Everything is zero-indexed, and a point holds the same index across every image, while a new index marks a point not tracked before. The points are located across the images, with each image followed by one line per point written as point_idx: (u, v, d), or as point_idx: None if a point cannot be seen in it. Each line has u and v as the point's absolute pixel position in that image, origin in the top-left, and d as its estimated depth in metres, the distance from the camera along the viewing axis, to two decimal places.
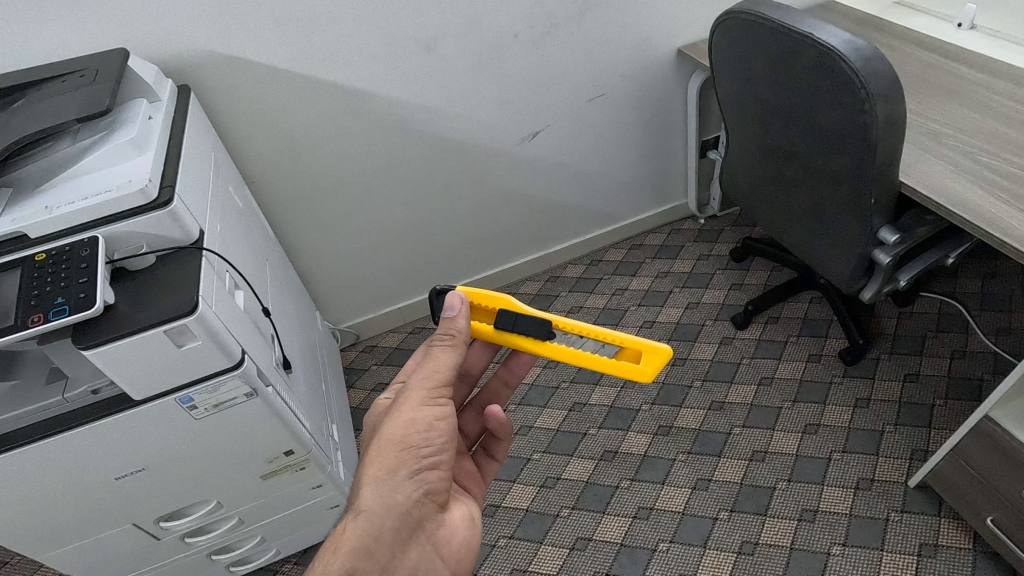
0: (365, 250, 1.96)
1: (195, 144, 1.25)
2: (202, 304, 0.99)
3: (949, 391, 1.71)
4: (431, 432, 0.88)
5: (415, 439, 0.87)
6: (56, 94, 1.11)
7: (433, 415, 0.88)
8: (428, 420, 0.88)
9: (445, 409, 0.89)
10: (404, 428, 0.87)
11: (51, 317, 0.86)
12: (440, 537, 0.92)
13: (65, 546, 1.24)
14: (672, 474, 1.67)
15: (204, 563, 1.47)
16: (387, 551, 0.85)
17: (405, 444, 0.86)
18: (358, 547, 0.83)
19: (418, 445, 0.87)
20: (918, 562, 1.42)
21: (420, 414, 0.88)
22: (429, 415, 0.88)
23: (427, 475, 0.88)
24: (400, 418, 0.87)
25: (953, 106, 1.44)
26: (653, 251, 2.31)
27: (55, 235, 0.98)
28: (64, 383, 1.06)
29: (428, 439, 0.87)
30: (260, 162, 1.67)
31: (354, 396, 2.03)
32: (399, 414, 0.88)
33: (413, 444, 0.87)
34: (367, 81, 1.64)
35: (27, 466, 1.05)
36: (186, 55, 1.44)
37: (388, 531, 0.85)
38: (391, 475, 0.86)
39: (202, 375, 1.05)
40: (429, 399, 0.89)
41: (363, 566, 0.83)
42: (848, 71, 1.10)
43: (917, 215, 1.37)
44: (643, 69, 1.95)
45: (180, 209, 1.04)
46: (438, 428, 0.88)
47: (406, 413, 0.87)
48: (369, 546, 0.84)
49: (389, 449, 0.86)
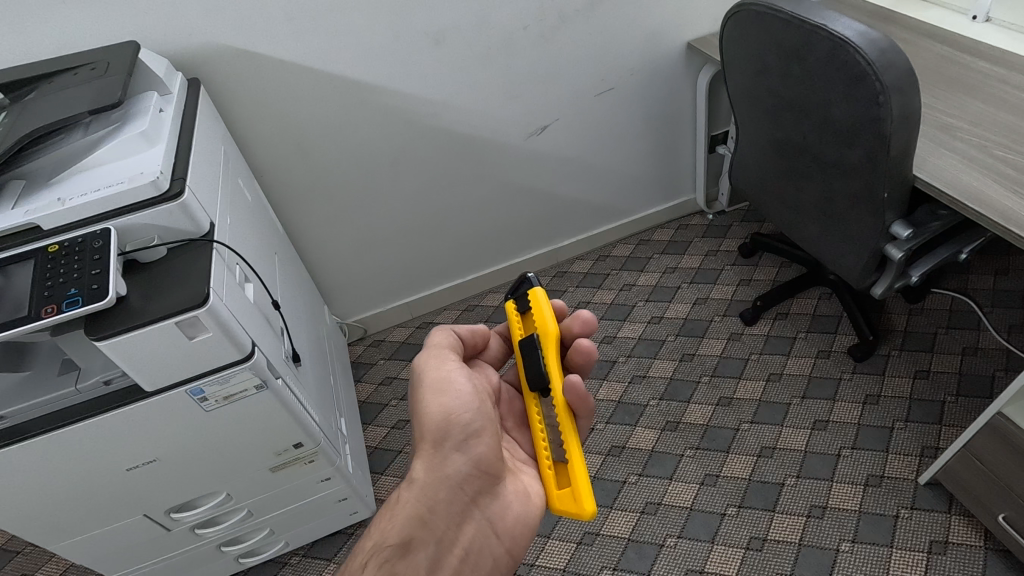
0: (374, 244, 1.97)
1: (206, 136, 1.25)
2: (213, 296, 0.99)
3: (961, 388, 1.69)
4: (455, 398, 0.93)
5: (449, 409, 0.93)
6: (67, 86, 1.11)
7: (455, 382, 0.95)
8: (449, 386, 0.94)
9: (461, 373, 0.96)
10: (432, 399, 0.94)
11: (65, 307, 0.87)
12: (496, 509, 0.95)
13: (79, 536, 1.25)
14: (680, 470, 1.67)
15: (214, 554, 1.48)
16: (438, 521, 0.92)
17: (442, 416, 0.93)
18: (411, 515, 0.92)
19: (448, 413, 0.93)
20: (928, 560, 1.41)
21: (445, 384, 0.95)
22: (453, 382, 0.95)
23: (464, 443, 0.93)
24: (426, 390, 0.95)
25: (968, 99, 1.42)
26: (661, 246, 2.30)
27: (69, 227, 0.98)
28: (76, 374, 1.06)
29: (460, 408, 0.93)
30: (269, 156, 1.67)
31: (362, 390, 2.03)
32: (424, 387, 0.96)
33: (443, 413, 0.93)
34: (375, 74, 1.64)
35: (40, 456, 1.06)
36: (196, 48, 1.44)
37: (441, 502, 0.93)
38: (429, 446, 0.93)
39: (214, 367, 1.06)
40: (446, 367, 0.96)
41: (418, 534, 0.91)
42: (863, 63, 1.09)
43: (930, 209, 1.35)
44: (652, 63, 1.93)
45: (191, 202, 1.04)
46: (461, 393, 0.94)
47: (428, 384, 0.95)
48: (423, 515, 0.92)
49: (429, 422, 0.94)
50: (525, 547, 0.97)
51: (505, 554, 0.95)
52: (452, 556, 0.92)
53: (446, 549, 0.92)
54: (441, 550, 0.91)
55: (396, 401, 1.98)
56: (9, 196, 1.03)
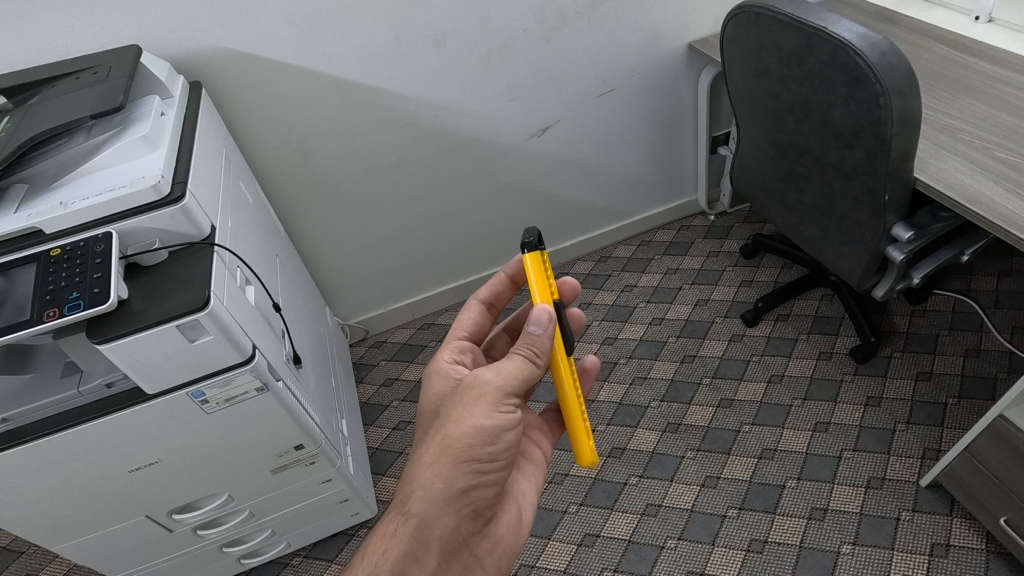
0: (375, 245, 1.97)
1: (207, 140, 1.26)
2: (214, 300, 0.99)
3: (962, 389, 1.69)
4: (494, 446, 0.83)
5: (478, 452, 0.83)
6: (70, 90, 1.12)
7: (498, 426, 0.83)
8: (493, 429, 0.83)
9: (514, 418, 0.84)
10: (465, 436, 0.82)
11: (67, 311, 0.88)
12: (487, 546, 0.89)
13: (81, 537, 1.26)
14: (680, 472, 1.67)
15: (216, 555, 1.49)
16: (433, 562, 0.82)
17: (467, 456, 0.83)
18: (404, 551, 0.81)
19: (478, 458, 0.83)
20: (929, 562, 1.41)
21: (486, 424, 0.83)
22: (494, 426, 0.83)
23: (480, 488, 0.85)
24: (464, 424, 0.83)
25: (970, 101, 1.42)
26: (662, 248, 2.30)
27: (71, 230, 0.99)
28: (78, 377, 1.07)
29: (490, 454, 0.83)
30: (271, 158, 1.68)
31: (363, 391, 2.04)
32: (461, 418, 0.83)
33: (472, 457, 0.82)
34: (377, 77, 1.64)
35: (42, 458, 1.06)
36: (198, 51, 1.45)
37: (434, 545, 0.83)
38: (446, 485, 0.82)
39: (214, 369, 1.06)
40: (497, 404, 0.84)
41: (410, 573, 0.80)
42: (863, 66, 1.09)
43: (932, 211, 1.35)
44: (653, 65, 1.93)
45: (192, 205, 1.05)
46: (500, 440, 0.83)
47: (471, 419, 0.83)
48: (414, 558, 0.81)
49: (450, 457, 0.82)
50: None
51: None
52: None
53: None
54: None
55: (397, 402, 1.98)
56: (12, 200, 1.04)
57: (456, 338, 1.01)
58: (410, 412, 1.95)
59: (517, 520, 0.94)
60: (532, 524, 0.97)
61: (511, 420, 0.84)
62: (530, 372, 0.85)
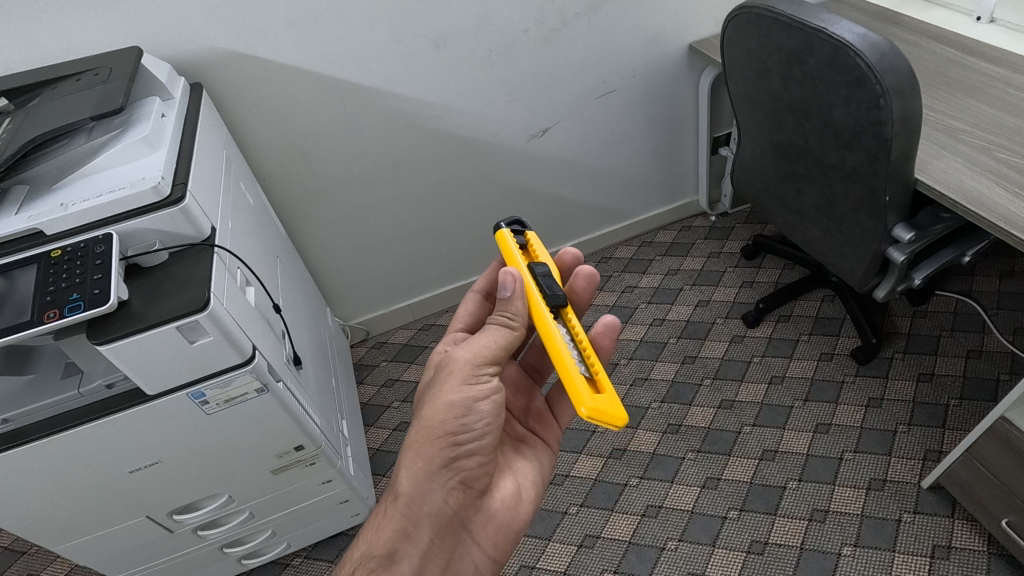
0: (376, 246, 1.97)
1: (207, 141, 1.26)
2: (214, 301, 0.99)
3: (964, 391, 1.68)
4: (469, 419, 0.87)
5: (454, 425, 0.87)
6: (71, 92, 1.12)
7: (472, 399, 0.88)
8: (468, 402, 0.87)
9: (489, 389, 0.88)
10: (440, 414, 0.88)
11: (67, 312, 0.88)
12: (481, 518, 0.94)
13: (82, 537, 1.26)
14: (681, 473, 1.66)
15: (217, 556, 1.49)
16: (424, 536, 0.89)
17: (445, 430, 0.87)
18: (396, 528, 0.89)
19: (455, 433, 0.88)
20: (930, 564, 1.40)
21: (460, 398, 0.88)
22: (469, 398, 0.88)
23: (464, 462, 0.90)
24: (439, 402, 0.88)
25: (971, 101, 1.41)
26: (663, 248, 2.29)
27: (71, 231, 0.99)
28: (79, 378, 1.07)
29: (467, 426, 0.88)
30: (272, 159, 1.68)
31: (364, 392, 2.04)
32: (438, 394, 0.89)
33: (450, 433, 0.87)
34: (377, 78, 1.64)
35: (43, 459, 1.07)
36: (199, 53, 1.45)
37: (425, 517, 0.89)
38: (428, 462, 0.89)
39: (214, 370, 1.06)
40: (471, 378, 0.89)
41: (403, 548, 0.88)
42: (863, 66, 1.09)
43: (933, 212, 1.34)
44: (654, 65, 1.93)
45: (192, 206, 1.05)
46: (476, 413, 0.88)
47: (445, 396, 0.88)
48: (408, 530, 0.89)
49: (430, 433, 0.88)
50: (508, 553, 0.97)
51: (487, 563, 0.95)
52: (434, 568, 0.89)
53: (428, 563, 0.89)
54: (424, 567, 0.88)
55: (397, 403, 1.98)
56: (13, 201, 1.04)
57: (454, 330, 1.03)
58: (411, 412, 1.95)
59: (514, 494, 0.98)
60: (532, 499, 1.00)
61: (485, 392, 0.88)
62: (504, 338, 0.88)
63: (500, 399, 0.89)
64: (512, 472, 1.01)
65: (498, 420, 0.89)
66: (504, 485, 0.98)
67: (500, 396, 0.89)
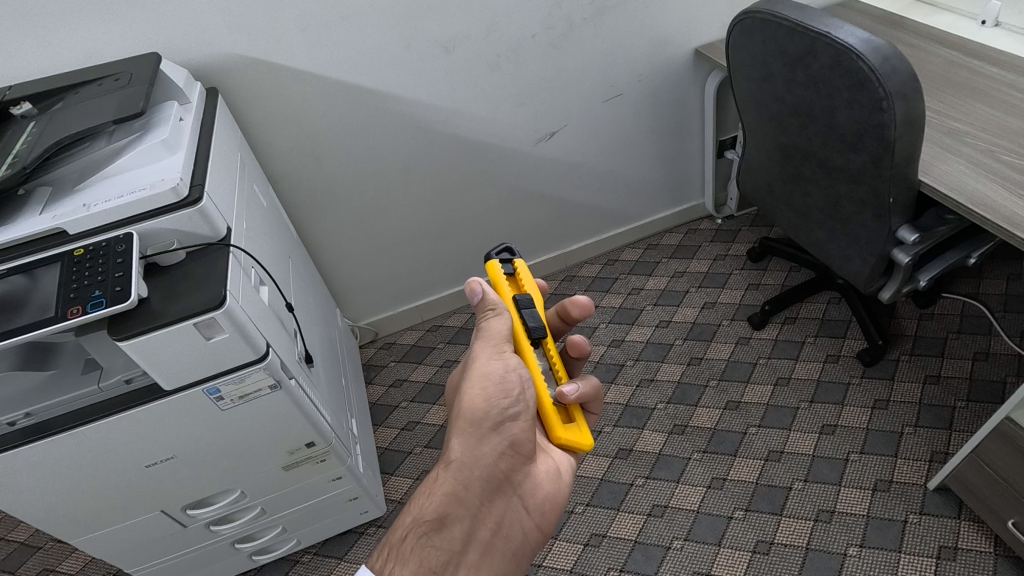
0: (386, 248, 2.00)
1: (223, 144, 1.29)
2: (230, 299, 1.02)
3: (971, 393, 1.69)
4: (508, 386, 0.91)
5: (493, 393, 0.91)
6: (92, 97, 1.16)
7: (506, 369, 0.92)
8: (499, 373, 0.92)
9: (520, 358, 0.93)
10: (481, 382, 0.92)
11: (90, 308, 0.91)
12: (528, 488, 0.96)
13: (98, 530, 1.29)
14: (687, 473, 1.68)
15: (228, 551, 1.51)
16: (475, 501, 0.91)
17: (487, 399, 0.91)
18: (448, 492, 0.91)
19: (497, 403, 0.91)
20: (936, 564, 1.41)
21: (494, 368, 0.92)
22: (503, 369, 0.92)
23: (509, 429, 0.92)
24: (476, 375, 0.92)
25: (974, 104, 1.43)
26: (669, 250, 2.31)
27: (93, 231, 1.02)
28: (98, 373, 1.10)
29: (505, 392, 0.91)
30: (284, 163, 1.71)
31: (373, 392, 2.07)
32: (474, 370, 0.93)
33: (489, 402, 0.91)
34: (386, 82, 1.67)
35: (63, 452, 1.10)
36: (215, 59, 1.49)
37: (475, 483, 0.91)
38: (475, 432, 0.91)
39: (229, 367, 1.09)
40: (498, 353, 0.93)
41: (455, 513, 0.89)
42: (866, 70, 1.10)
43: (938, 214, 1.36)
44: (659, 70, 1.95)
45: (209, 207, 1.07)
46: (510, 383, 0.92)
47: (478, 368, 0.92)
48: (458, 495, 0.90)
49: (473, 404, 0.91)
50: (553, 522, 0.99)
51: (533, 530, 0.97)
52: (484, 533, 0.90)
53: (478, 528, 0.90)
54: (475, 532, 0.90)
55: (406, 402, 2.01)
56: (37, 201, 1.07)
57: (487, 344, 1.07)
58: (419, 412, 1.97)
59: (556, 469, 1.00)
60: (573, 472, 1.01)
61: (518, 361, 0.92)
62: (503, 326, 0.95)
63: (527, 372, 0.93)
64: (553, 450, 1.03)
65: (534, 387, 0.93)
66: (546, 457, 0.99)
67: (527, 368, 0.93)
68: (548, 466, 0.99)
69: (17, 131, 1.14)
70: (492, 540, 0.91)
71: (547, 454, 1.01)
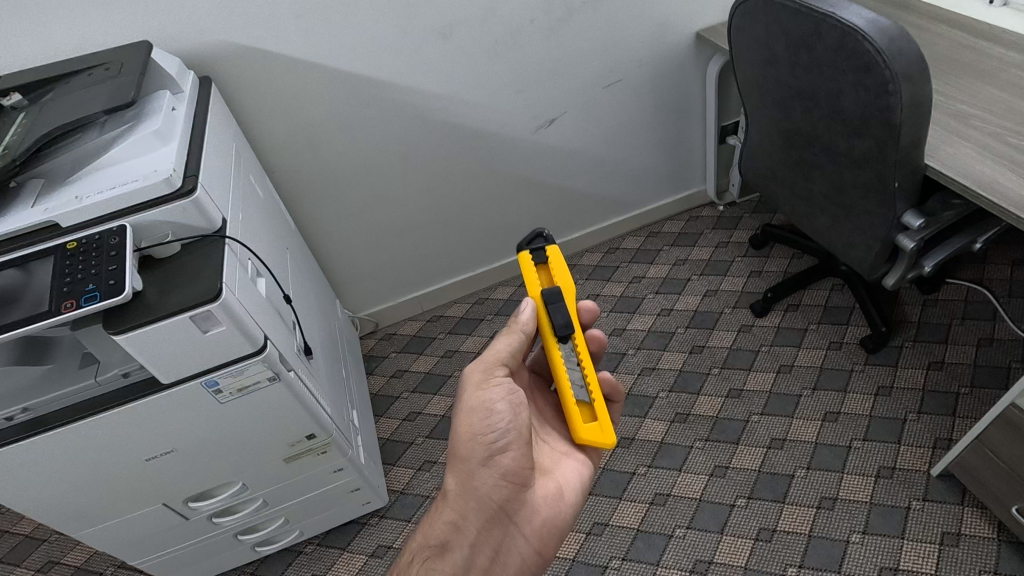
0: (385, 238, 1.98)
1: (217, 134, 1.27)
2: (225, 291, 1.01)
3: (974, 378, 1.68)
4: (493, 418, 0.94)
5: (480, 426, 0.94)
6: (83, 86, 1.13)
7: (490, 401, 0.95)
8: (486, 405, 0.95)
9: (503, 389, 0.96)
10: (468, 416, 0.96)
11: (83, 303, 0.90)
12: (525, 514, 0.99)
13: (101, 524, 1.29)
14: (689, 461, 1.67)
15: (231, 543, 1.52)
16: (474, 528, 0.94)
17: (474, 432, 0.95)
18: (447, 521, 0.94)
19: (483, 434, 0.94)
20: (939, 551, 1.41)
21: (480, 401, 0.96)
22: (488, 402, 0.95)
23: (499, 460, 0.95)
24: (464, 408, 0.96)
25: (981, 86, 1.40)
26: (671, 238, 2.29)
27: (86, 224, 1.00)
28: (96, 367, 1.09)
29: (490, 425, 0.94)
30: (280, 153, 1.69)
31: (374, 383, 2.06)
32: (463, 404, 0.97)
33: (477, 435, 0.94)
34: (383, 69, 1.65)
35: (62, 446, 1.09)
36: (208, 48, 1.46)
37: (473, 511, 0.95)
38: (468, 463, 0.95)
39: (227, 360, 1.08)
40: (487, 383, 0.97)
41: (455, 539, 0.93)
42: (872, 52, 1.08)
43: (943, 198, 1.33)
44: (659, 55, 1.92)
45: (203, 198, 1.06)
46: (497, 413, 0.95)
47: (467, 401, 0.96)
48: (457, 524, 0.94)
49: (462, 438, 0.95)
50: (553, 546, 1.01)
51: (533, 555, 0.98)
52: (483, 558, 0.93)
53: (478, 554, 0.93)
54: (474, 557, 0.93)
55: (407, 393, 2.01)
56: (29, 194, 1.06)
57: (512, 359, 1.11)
58: (420, 403, 1.97)
59: (556, 492, 1.03)
60: (574, 498, 1.04)
61: (500, 393, 0.95)
62: (511, 346, 0.98)
63: (517, 400, 0.96)
64: (554, 474, 1.05)
65: (519, 417, 0.96)
66: (544, 484, 1.02)
67: (516, 395, 0.96)
68: (546, 490, 1.02)
69: (7, 122, 1.12)
70: (492, 565, 0.94)
71: (547, 478, 1.04)
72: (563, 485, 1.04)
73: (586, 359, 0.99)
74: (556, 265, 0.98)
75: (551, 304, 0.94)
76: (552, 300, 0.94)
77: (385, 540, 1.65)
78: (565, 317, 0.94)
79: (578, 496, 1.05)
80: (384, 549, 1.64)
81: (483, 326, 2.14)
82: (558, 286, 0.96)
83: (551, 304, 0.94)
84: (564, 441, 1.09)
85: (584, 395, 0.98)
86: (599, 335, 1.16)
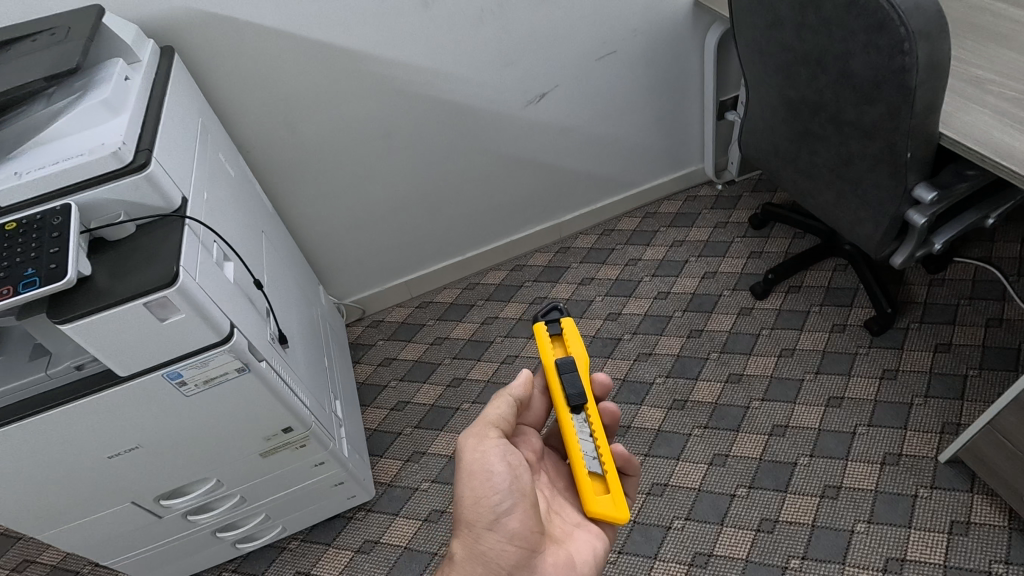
0: (369, 221, 1.90)
1: (178, 107, 1.18)
2: (184, 275, 0.93)
3: (983, 360, 1.61)
4: (492, 477, 0.89)
5: (479, 486, 0.89)
6: (26, 53, 1.04)
7: (487, 462, 0.90)
8: (485, 467, 0.89)
9: (499, 448, 0.91)
10: (467, 479, 0.90)
11: (21, 289, 0.81)
12: None
13: (66, 524, 1.22)
14: (687, 450, 1.61)
15: (209, 541, 1.45)
16: None
17: (474, 494, 0.89)
18: None
19: (483, 495, 0.89)
20: (948, 540, 1.35)
21: (476, 461, 0.90)
22: (485, 463, 0.90)
23: (504, 522, 0.89)
24: (461, 470, 0.91)
25: (997, 49, 1.31)
26: (668, 219, 2.21)
27: (28, 203, 0.92)
28: (47, 359, 1.01)
29: (491, 485, 0.89)
30: (254, 131, 1.60)
31: (360, 372, 1.99)
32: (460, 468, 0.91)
33: (478, 497, 0.89)
34: (361, 40, 1.55)
35: (14, 444, 1.01)
36: (171, 16, 1.36)
37: None
38: (471, 527, 0.89)
39: (190, 350, 1.00)
40: (482, 444, 0.92)
41: None
42: (886, 8, 0.99)
43: (957, 169, 1.25)
44: (654, 24, 1.83)
45: (158, 174, 0.97)
46: (496, 474, 0.89)
47: (463, 464, 0.90)
48: None
49: (463, 502, 0.89)
50: None
51: None
52: None
53: None
54: None
55: (395, 382, 1.93)
56: None
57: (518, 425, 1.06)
58: (408, 392, 1.90)
59: (568, 560, 0.93)
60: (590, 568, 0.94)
61: (497, 452, 0.91)
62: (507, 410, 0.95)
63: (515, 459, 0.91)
64: (569, 544, 0.96)
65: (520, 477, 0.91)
66: (557, 551, 0.93)
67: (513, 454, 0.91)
68: (558, 558, 0.92)
69: None
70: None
71: (559, 546, 0.94)
72: (578, 557, 0.94)
73: (601, 430, 0.94)
74: (569, 335, 0.98)
75: (564, 372, 0.93)
76: (566, 369, 0.93)
77: (372, 535, 1.59)
78: (579, 386, 0.92)
79: (594, 566, 0.95)
80: (371, 544, 1.58)
81: (474, 312, 2.07)
82: (571, 357, 0.94)
83: (564, 373, 0.93)
84: (578, 510, 1.00)
85: (597, 466, 0.90)
86: (612, 409, 1.10)
